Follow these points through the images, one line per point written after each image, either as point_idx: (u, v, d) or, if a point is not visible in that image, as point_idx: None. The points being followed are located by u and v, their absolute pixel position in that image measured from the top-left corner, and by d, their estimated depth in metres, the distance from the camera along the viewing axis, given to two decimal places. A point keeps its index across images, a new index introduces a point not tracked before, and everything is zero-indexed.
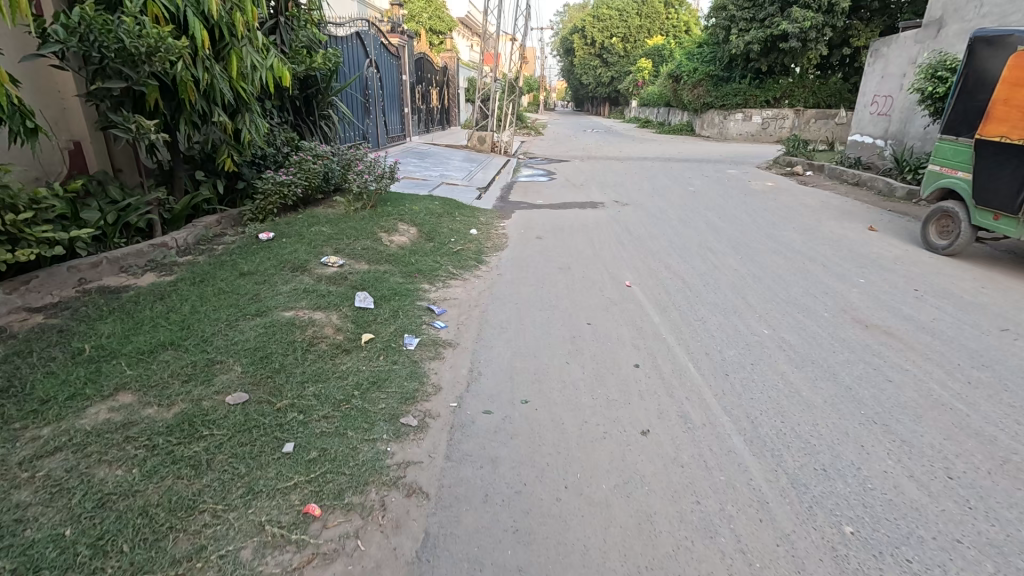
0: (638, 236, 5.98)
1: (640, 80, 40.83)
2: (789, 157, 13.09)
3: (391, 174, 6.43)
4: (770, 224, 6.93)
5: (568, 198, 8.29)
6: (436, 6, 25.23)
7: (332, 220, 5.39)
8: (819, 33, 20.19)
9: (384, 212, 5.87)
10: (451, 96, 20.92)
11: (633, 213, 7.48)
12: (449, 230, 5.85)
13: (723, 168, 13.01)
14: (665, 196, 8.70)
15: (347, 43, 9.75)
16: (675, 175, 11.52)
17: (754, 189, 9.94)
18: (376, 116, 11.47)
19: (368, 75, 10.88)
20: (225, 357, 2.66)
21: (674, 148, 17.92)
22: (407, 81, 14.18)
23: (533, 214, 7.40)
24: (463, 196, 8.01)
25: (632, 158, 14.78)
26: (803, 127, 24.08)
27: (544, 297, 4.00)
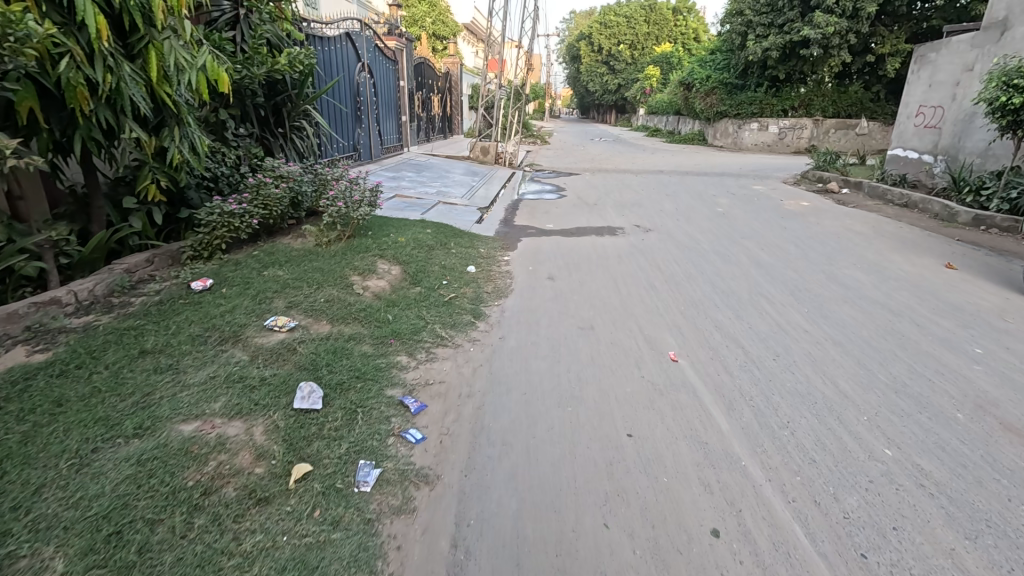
0: (671, 276, 4.90)
1: (648, 88, 39.87)
2: (820, 172, 11.99)
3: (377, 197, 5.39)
4: (825, 257, 5.84)
5: (582, 221, 7.24)
6: (440, 11, 24.36)
7: (297, 258, 4.33)
8: (842, 39, 19.15)
9: (362, 245, 4.81)
10: (453, 103, 19.97)
11: (658, 241, 6.41)
12: (441, 268, 4.80)
13: (748, 183, 11.92)
14: (692, 220, 7.62)
15: (333, 45, 8.77)
16: (698, 192, 10.45)
17: (790, 210, 8.86)
18: (368, 126, 10.49)
19: (359, 81, 9.89)
20: (40, 547, 1.62)
21: (690, 160, 16.88)
22: (406, 87, 13.19)
23: (543, 242, 6.33)
24: (462, 219, 6.97)
25: (647, 171, 13.71)
26: (821, 138, 23.03)
27: (562, 383, 2.93)
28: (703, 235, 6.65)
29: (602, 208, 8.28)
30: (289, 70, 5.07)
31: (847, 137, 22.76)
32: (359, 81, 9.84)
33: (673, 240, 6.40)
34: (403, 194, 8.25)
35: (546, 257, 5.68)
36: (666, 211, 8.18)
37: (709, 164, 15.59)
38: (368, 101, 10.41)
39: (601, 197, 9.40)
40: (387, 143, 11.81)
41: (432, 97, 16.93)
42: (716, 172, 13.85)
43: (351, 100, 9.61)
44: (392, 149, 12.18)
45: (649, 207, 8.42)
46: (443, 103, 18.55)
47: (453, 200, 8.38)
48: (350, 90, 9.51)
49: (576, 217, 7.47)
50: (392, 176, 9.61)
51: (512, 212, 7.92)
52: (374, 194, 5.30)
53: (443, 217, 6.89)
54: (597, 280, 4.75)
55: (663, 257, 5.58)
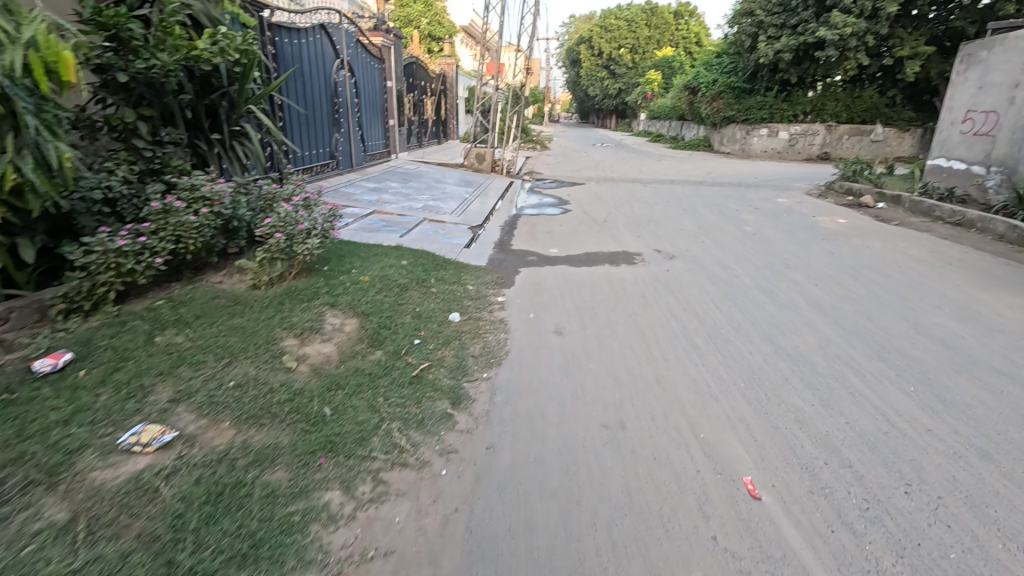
0: (714, 329, 3.76)
1: (650, 92, 38.88)
2: (849, 183, 10.88)
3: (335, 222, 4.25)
4: (897, 294, 4.71)
5: (591, 244, 6.12)
6: (436, 11, 23.33)
7: (213, 312, 3.18)
8: (859, 41, 18.11)
9: (311, 287, 3.68)
10: (448, 106, 18.90)
11: (685, 271, 5.28)
12: (414, 318, 3.67)
13: (770, 195, 10.83)
14: (719, 242, 6.50)
15: (304, 39, 7.67)
16: (719, 206, 9.35)
17: (827, 228, 7.76)
18: (349, 131, 9.41)
19: (339, 81, 8.80)
20: None
21: (701, 168, 15.83)
22: (394, 87, 12.09)
23: (546, 272, 5.19)
24: (449, 243, 5.82)
25: (657, 180, 12.63)
26: (835, 144, 22.02)
27: (584, 557, 1.79)
28: (738, 264, 5.52)
29: (614, 227, 7.17)
30: (221, 59, 3.96)
31: (861, 144, 21.76)
32: (338, 81, 8.75)
33: (703, 270, 5.26)
34: (384, 210, 7.13)
35: (550, 293, 4.54)
36: (688, 231, 7.06)
37: (722, 173, 14.50)
38: (349, 104, 9.35)
39: (609, 212, 8.28)
40: (372, 149, 10.71)
41: (425, 100, 15.85)
42: (732, 181, 12.76)
43: (328, 102, 8.51)
44: (378, 156, 11.08)
45: (668, 227, 7.30)
46: (437, 106, 17.45)
47: (441, 217, 7.23)
48: (326, 90, 8.41)
49: (584, 240, 6.35)
50: (375, 188, 8.49)
51: (510, 232, 6.79)
52: (331, 218, 4.17)
53: (425, 242, 5.75)
54: (617, 334, 3.62)
55: (698, 298, 4.43)
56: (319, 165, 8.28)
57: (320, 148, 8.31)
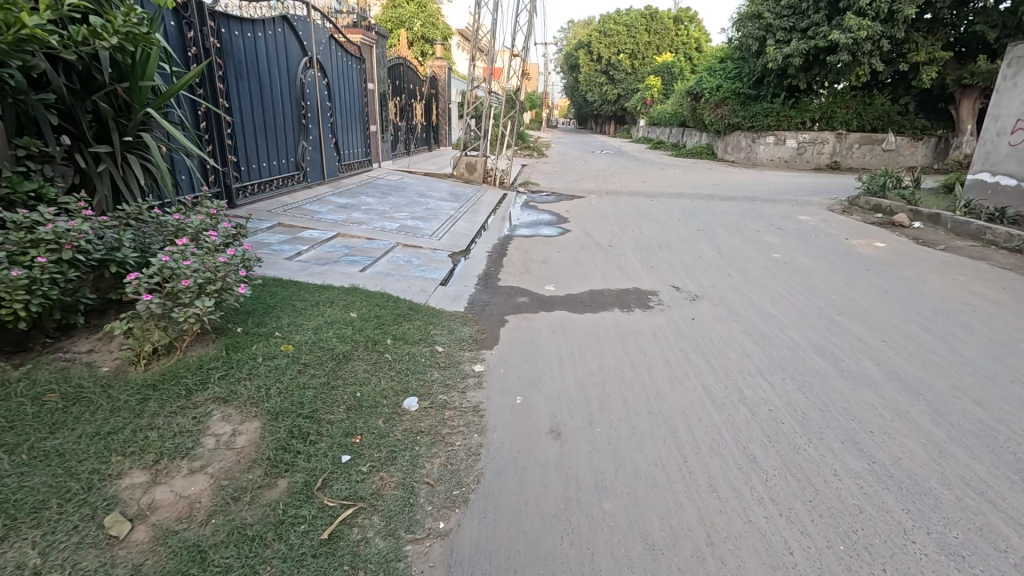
0: (772, 427, 2.68)
1: (649, 99, 38.05)
2: (877, 199, 9.85)
3: (250, 268, 3.05)
4: (992, 356, 3.65)
5: (595, 279, 5.05)
6: (429, 12, 22.29)
7: (27, 425, 2.07)
8: (874, 45, 17.17)
9: (201, 367, 2.58)
10: (438, 111, 17.84)
11: (716, 319, 4.20)
12: (349, 412, 2.57)
13: (789, 212, 9.79)
14: (747, 275, 5.44)
15: (260, 32, 6.61)
16: (737, 225, 8.29)
17: (867, 254, 6.72)
18: (321, 138, 8.35)
19: (307, 82, 7.76)
20: None
21: (709, 178, 14.84)
22: (376, 90, 11.03)
23: (539, 319, 4.11)
24: (421, 279, 4.74)
25: (663, 193, 11.61)
26: (845, 153, 21.13)
27: None
28: (777, 308, 4.45)
29: (620, 254, 6.10)
30: (108, 49, 3.02)
31: (872, 153, 20.86)
32: (305, 81, 7.70)
33: (736, 318, 4.20)
34: (350, 233, 6.05)
35: (543, 355, 3.45)
36: (708, 260, 6.00)
37: (732, 184, 13.49)
38: (321, 109, 8.31)
39: (613, 234, 7.23)
40: (349, 159, 9.64)
41: (413, 104, 14.81)
42: (744, 194, 11.72)
43: (292, 105, 7.44)
44: (356, 165, 10.02)
45: (683, 254, 6.23)
46: (426, 111, 16.41)
47: (417, 240, 6.15)
48: (290, 91, 7.35)
49: (584, 272, 5.28)
50: (346, 204, 7.41)
51: (498, 260, 5.73)
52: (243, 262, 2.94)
53: (388, 277, 4.68)
54: (638, 439, 2.54)
55: (740, 366, 3.35)
56: (279, 179, 7.21)
57: (280, 158, 7.24)
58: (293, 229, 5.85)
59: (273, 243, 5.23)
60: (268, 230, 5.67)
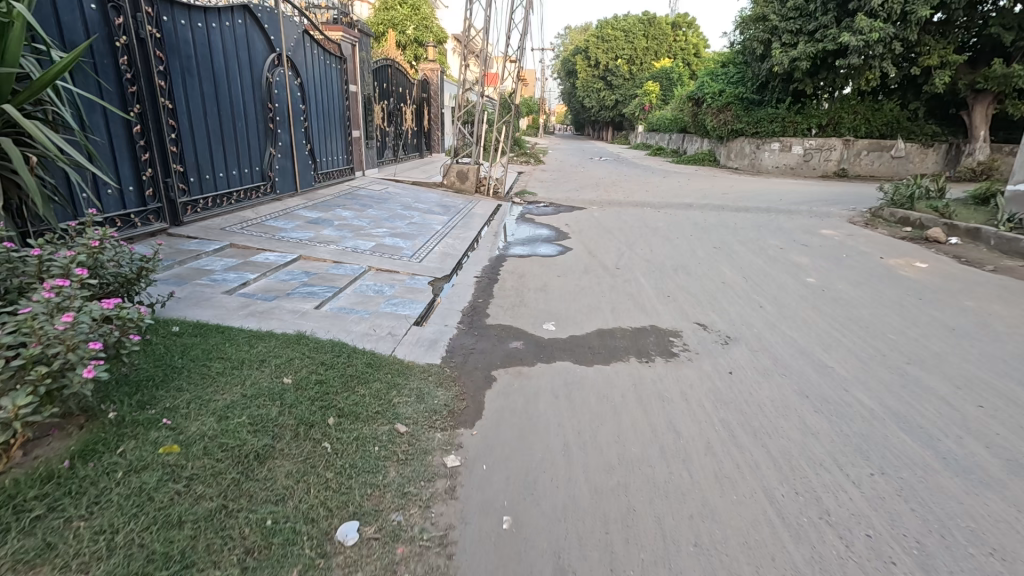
0: (882, 574, 1.81)
1: (648, 104, 37.36)
2: (905, 212, 9.03)
3: (127, 330, 2.14)
4: None
5: (604, 316, 4.19)
6: (423, 15, 21.49)
7: None
8: (885, 48, 16.45)
9: (16, 499, 1.70)
10: (431, 116, 17.03)
11: (759, 373, 3.33)
12: (244, 562, 1.66)
13: (810, 225, 8.96)
14: (783, 308, 4.59)
15: (215, 23, 5.76)
16: (756, 241, 7.45)
17: (912, 277, 5.88)
18: (294, 145, 7.50)
19: (276, 81, 6.92)
20: None
21: (717, 187, 14.03)
22: (360, 92, 10.20)
23: (537, 373, 3.23)
24: (391, 317, 3.88)
25: (670, 204, 10.77)
26: (853, 160, 20.28)
27: None
28: (831, 356, 3.60)
29: (629, 280, 5.25)
30: None
31: (880, 160, 20.08)
32: (274, 81, 6.85)
33: (784, 372, 3.34)
34: (316, 255, 5.19)
35: (541, 435, 2.57)
36: (733, 286, 5.15)
37: (741, 194, 12.66)
38: (294, 112, 7.47)
39: (619, 253, 6.38)
40: (327, 168, 8.79)
41: (402, 108, 13.97)
42: (757, 205, 10.90)
43: (257, 107, 6.59)
44: (336, 174, 9.15)
45: (702, 278, 5.38)
46: (417, 116, 15.57)
47: (394, 263, 5.29)
48: (254, 92, 6.51)
49: (590, 307, 4.41)
50: (316, 219, 6.54)
51: (488, 289, 4.86)
52: (110, 331, 2.02)
53: (348, 316, 3.82)
54: None
55: (808, 452, 2.49)
56: (240, 191, 6.35)
57: (242, 168, 6.39)
58: (247, 252, 4.98)
59: (217, 271, 4.37)
60: (216, 253, 4.81)
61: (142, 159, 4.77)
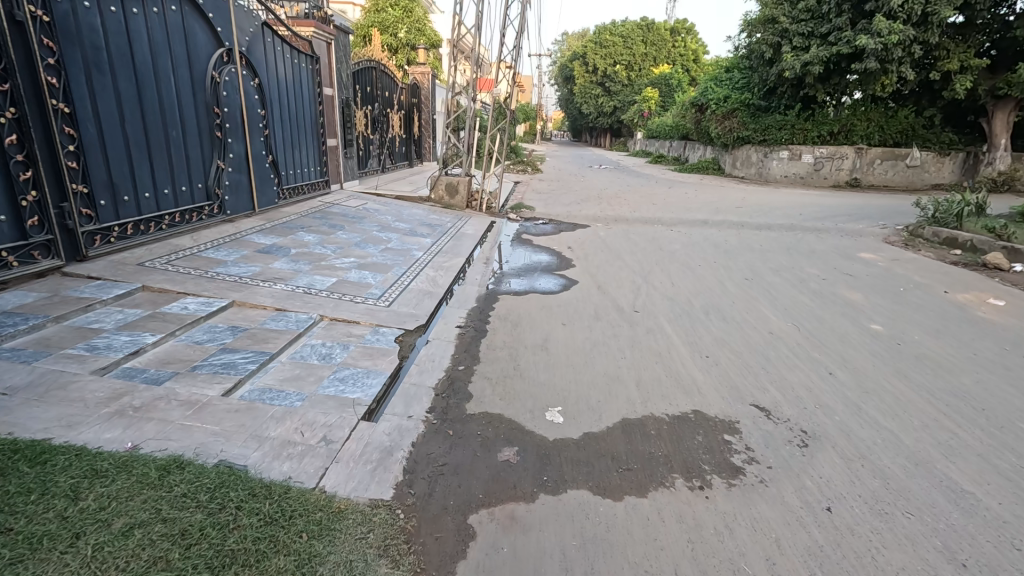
0: None
1: (647, 111, 36.46)
2: (951, 231, 7.99)
3: None
4: None
5: (629, 397, 3.07)
6: (415, 18, 20.47)
7: None
8: (904, 52, 15.50)
9: None
10: (420, 123, 15.93)
11: (872, 509, 2.22)
12: None
13: (845, 248, 7.90)
14: (860, 375, 3.50)
15: (138, 8, 4.66)
16: (790, 270, 6.37)
17: (996, 320, 4.81)
18: (250, 156, 6.39)
19: (225, 81, 5.82)
20: None
21: (729, 200, 12.97)
22: (337, 96, 9.12)
23: (540, 515, 2.12)
24: (331, 407, 2.76)
25: (683, 220, 9.69)
26: (865, 169, 19.28)
27: None
28: (963, 470, 2.50)
29: (652, 332, 4.14)
30: None
31: (895, 169, 19.09)
32: (222, 80, 5.76)
33: (909, 506, 2.23)
34: (253, 299, 4.06)
35: None
36: (786, 340, 4.05)
37: (757, 208, 11.60)
38: (251, 118, 6.36)
39: (635, 290, 5.27)
40: (294, 182, 7.67)
41: (388, 114, 12.89)
42: (778, 222, 9.86)
43: (199, 111, 5.48)
44: (306, 189, 8.04)
45: (744, 329, 4.28)
46: (405, 122, 14.45)
47: (354, 309, 4.16)
48: (195, 93, 5.41)
49: (608, 379, 3.30)
50: (269, 247, 5.43)
51: (474, 347, 3.73)
52: None
53: (268, 406, 2.69)
54: None
55: None
56: (175, 213, 5.23)
57: (178, 185, 5.27)
58: (161, 298, 3.85)
59: (105, 332, 3.24)
60: (117, 302, 3.69)
61: (20, 177, 3.65)
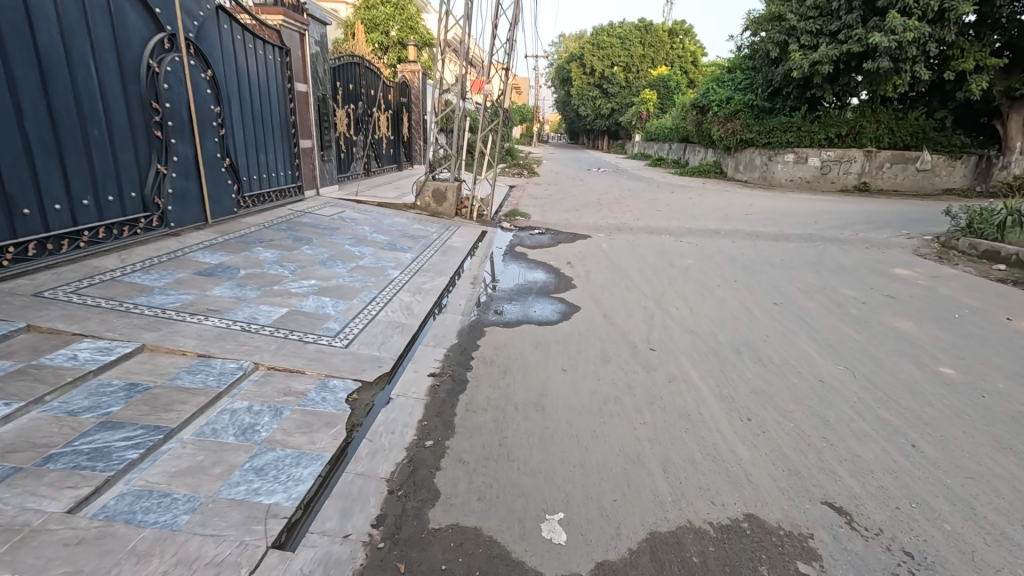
0: None
1: (646, 113, 35.75)
2: (992, 244, 7.21)
3: None
4: None
5: (658, 495, 2.23)
6: (407, 15, 19.65)
7: None
8: (918, 50, 14.78)
9: None
10: (409, 124, 15.08)
11: None
12: None
13: (875, 262, 7.10)
14: (952, 449, 2.68)
15: None
16: (822, 291, 5.54)
17: None
18: (201, 159, 5.54)
19: (165, 72, 4.98)
20: None
21: (738, 207, 12.18)
22: (313, 93, 8.27)
23: None
24: (231, 525, 1.91)
25: (692, 229, 8.86)
26: (874, 173, 18.51)
27: None
28: None
29: (674, 382, 3.31)
30: None
31: (905, 173, 18.34)
32: (162, 71, 4.92)
33: None
34: (172, 341, 3.20)
35: None
36: (843, 394, 3.22)
37: (769, 216, 10.80)
38: (201, 116, 5.52)
39: (647, 320, 4.43)
40: (258, 188, 6.82)
41: (374, 114, 12.05)
42: (794, 232, 9.05)
43: (131, 106, 4.64)
44: (272, 197, 7.18)
45: (788, 376, 3.45)
46: (393, 123, 13.62)
47: (301, 353, 3.31)
48: (125, 85, 4.57)
49: (624, 461, 2.46)
50: (214, 267, 4.57)
51: (449, 409, 2.88)
52: None
53: (136, 527, 1.84)
54: None
55: None
56: (99, 228, 4.38)
57: (104, 194, 4.43)
58: (47, 342, 2.99)
59: None
60: None
61: None
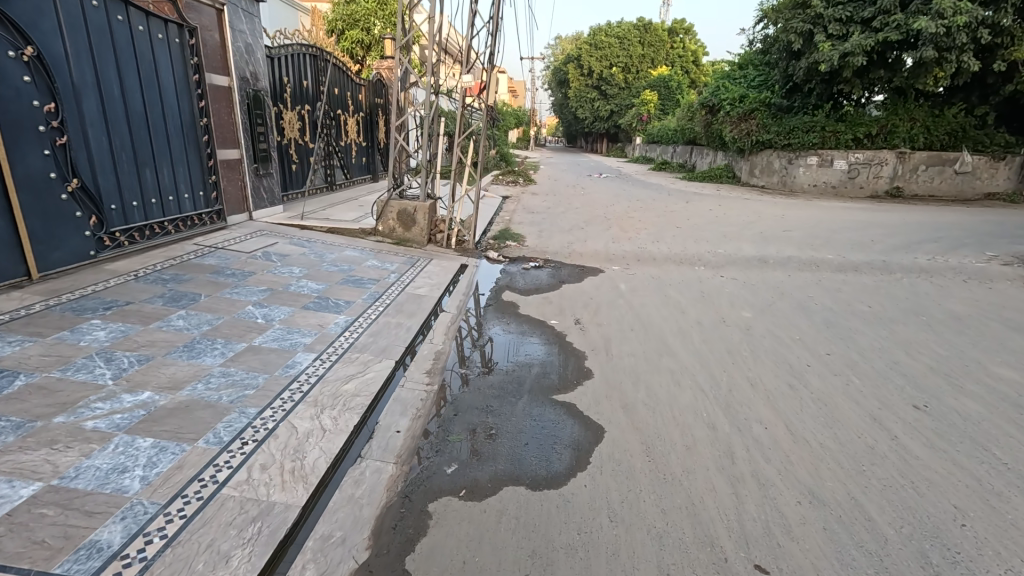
0: None
1: (648, 115, 33.85)
2: None
3: None
4: None
5: None
6: (389, 9, 17.74)
7: None
8: (968, 37, 12.86)
9: None
10: (385, 128, 13.11)
11: None
12: None
13: (996, 308, 5.17)
14: None
15: None
16: (968, 373, 3.61)
17: None
18: (11, 182, 3.63)
19: None
20: None
21: (773, 222, 10.24)
22: (241, 87, 6.33)
23: None
24: None
25: (731, 258, 6.93)
26: (908, 177, 16.61)
27: None
28: None
29: None
30: None
31: (942, 176, 16.41)
32: None
33: None
34: None
35: None
36: None
37: (816, 234, 8.86)
38: (10, 116, 3.62)
39: (727, 468, 2.47)
40: (140, 219, 4.88)
41: (338, 116, 10.10)
42: (858, 258, 7.10)
43: None
44: (167, 228, 5.22)
45: None
46: (364, 127, 11.70)
47: None
48: None
49: None
50: None
51: None
52: None
53: None
54: None
55: None
56: None
57: None
58: None
59: None
60: None
61: None
